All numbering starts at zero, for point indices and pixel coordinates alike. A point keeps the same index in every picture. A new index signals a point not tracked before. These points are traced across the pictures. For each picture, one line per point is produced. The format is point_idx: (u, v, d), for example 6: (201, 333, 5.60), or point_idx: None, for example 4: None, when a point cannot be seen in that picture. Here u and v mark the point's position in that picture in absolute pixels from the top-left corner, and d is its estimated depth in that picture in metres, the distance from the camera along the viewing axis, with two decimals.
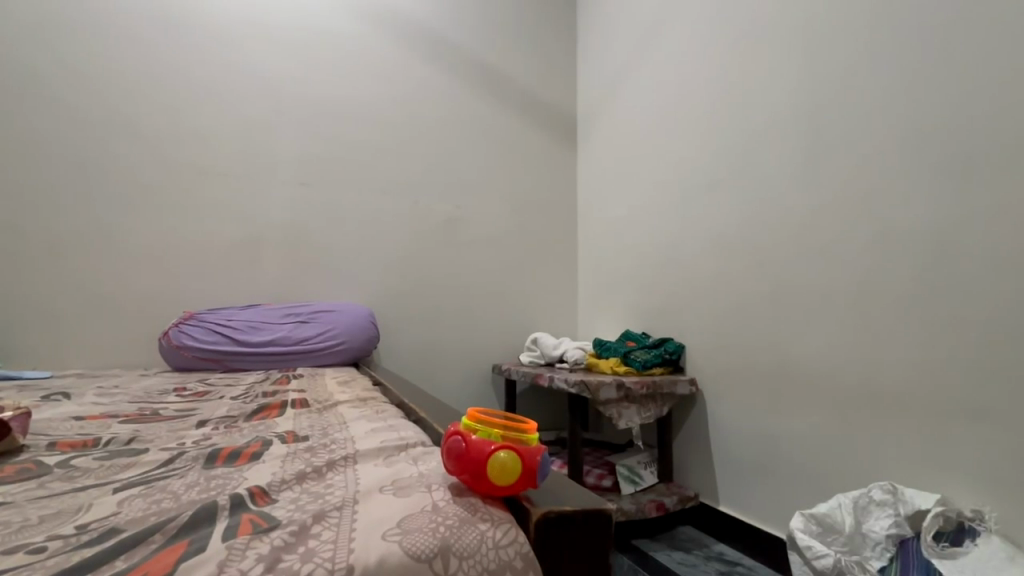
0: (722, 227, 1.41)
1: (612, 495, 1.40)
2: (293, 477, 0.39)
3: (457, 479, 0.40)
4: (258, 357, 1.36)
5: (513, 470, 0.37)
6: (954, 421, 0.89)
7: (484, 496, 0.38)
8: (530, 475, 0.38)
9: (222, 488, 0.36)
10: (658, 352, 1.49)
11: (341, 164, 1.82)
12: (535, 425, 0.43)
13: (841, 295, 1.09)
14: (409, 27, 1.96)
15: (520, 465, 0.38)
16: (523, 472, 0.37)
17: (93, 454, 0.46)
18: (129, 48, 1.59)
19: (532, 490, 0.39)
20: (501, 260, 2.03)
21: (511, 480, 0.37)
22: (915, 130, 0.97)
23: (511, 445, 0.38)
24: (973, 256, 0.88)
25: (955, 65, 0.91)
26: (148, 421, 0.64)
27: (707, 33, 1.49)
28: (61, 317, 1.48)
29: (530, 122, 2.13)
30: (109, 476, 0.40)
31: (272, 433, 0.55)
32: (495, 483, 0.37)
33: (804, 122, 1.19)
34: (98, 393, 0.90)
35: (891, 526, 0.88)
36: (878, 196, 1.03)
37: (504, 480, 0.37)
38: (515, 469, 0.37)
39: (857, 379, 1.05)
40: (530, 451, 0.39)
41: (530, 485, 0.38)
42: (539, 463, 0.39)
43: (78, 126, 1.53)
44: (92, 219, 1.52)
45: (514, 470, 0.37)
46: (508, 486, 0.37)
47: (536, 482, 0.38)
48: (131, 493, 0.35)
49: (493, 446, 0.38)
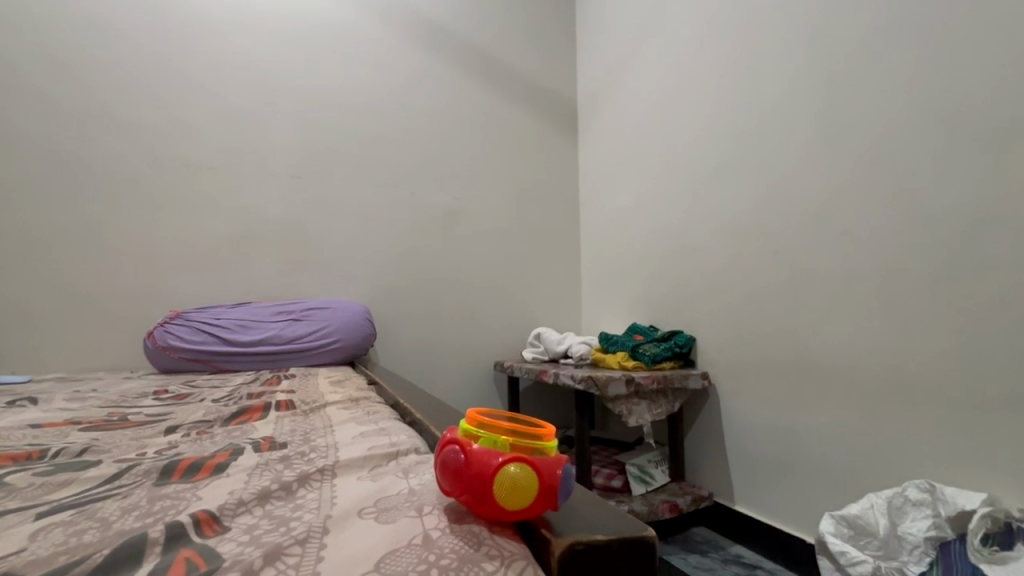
0: (732, 213, 1.34)
1: (623, 495, 1.34)
2: (253, 497, 0.33)
3: (456, 499, 0.33)
4: (247, 358, 1.30)
5: (529, 490, 0.31)
6: (990, 413, 0.83)
7: (490, 519, 0.32)
8: (550, 494, 0.31)
9: (164, 512, 0.30)
10: (668, 346, 1.42)
11: (335, 156, 1.75)
12: (553, 428, 0.36)
13: (863, 281, 1.02)
14: (403, 12, 1.89)
15: (535, 482, 0.31)
16: (540, 495, 0.31)
17: (34, 469, 0.40)
18: (111, 37, 1.52)
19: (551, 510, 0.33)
20: (502, 253, 1.96)
21: (527, 502, 0.31)
22: (935, 103, 0.91)
23: (523, 458, 0.32)
24: (1010, 232, 0.81)
25: (980, 26, 0.85)
26: (112, 429, 0.57)
27: (712, 10, 1.42)
28: (42, 319, 1.41)
29: (529, 111, 2.07)
30: (38, 497, 0.34)
31: (245, 440, 0.49)
32: (504, 505, 0.31)
33: (818, 98, 1.12)
34: (69, 398, 0.83)
35: (929, 528, 0.82)
36: (901, 172, 0.96)
37: (514, 504, 0.31)
38: (529, 487, 0.31)
39: (883, 369, 0.98)
40: (550, 464, 0.32)
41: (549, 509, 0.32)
42: (558, 479, 0.32)
43: (56, 118, 1.45)
44: (71, 216, 1.45)
45: (526, 489, 0.31)
46: (522, 510, 0.31)
47: (557, 503, 0.32)
48: (53, 520, 0.29)
49: (499, 459, 0.32)
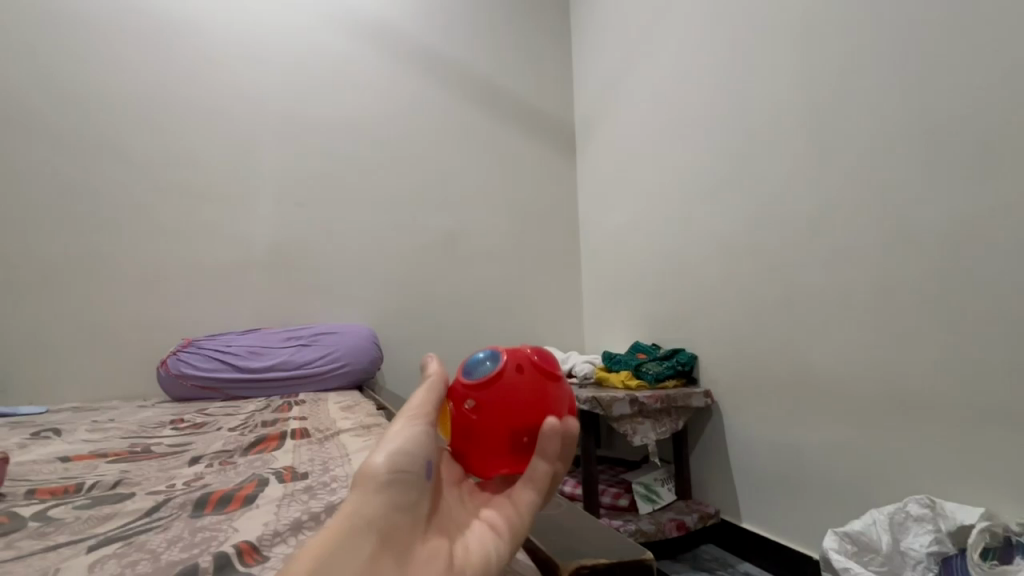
0: (728, 232, 1.38)
1: (631, 514, 1.35)
2: (287, 528, 0.36)
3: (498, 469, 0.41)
4: (258, 385, 1.33)
5: (451, 429, 0.43)
6: (987, 428, 0.85)
7: (490, 463, 0.41)
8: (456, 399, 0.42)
9: (207, 544, 0.33)
10: (671, 364, 1.44)
11: (339, 182, 1.80)
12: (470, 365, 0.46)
13: (858, 300, 1.05)
14: (403, 42, 1.96)
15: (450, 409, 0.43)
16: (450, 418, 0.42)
17: (73, 503, 0.43)
18: (125, 73, 1.59)
19: (474, 397, 0.41)
20: (503, 273, 2.00)
21: (457, 430, 0.42)
22: (921, 128, 0.95)
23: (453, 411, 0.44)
24: (1000, 250, 0.84)
25: (962, 51, 0.89)
26: (137, 461, 0.60)
27: (702, 36, 1.48)
28: (55, 348, 1.45)
29: (527, 133, 2.12)
30: (86, 531, 0.37)
31: (268, 470, 0.52)
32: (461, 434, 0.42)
33: (807, 121, 1.17)
34: (90, 429, 0.85)
35: (931, 543, 0.83)
36: (891, 193, 0.99)
37: (461, 443, 0.42)
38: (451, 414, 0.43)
39: (882, 385, 1.00)
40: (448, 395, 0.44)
41: (467, 401, 0.41)
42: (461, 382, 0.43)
43: (71, 152, 1.51)
44: (85, 247, 1.49)
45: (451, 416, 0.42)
46: (461, 435, 0.42)
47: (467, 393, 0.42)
48: (106, 553, 0.32)
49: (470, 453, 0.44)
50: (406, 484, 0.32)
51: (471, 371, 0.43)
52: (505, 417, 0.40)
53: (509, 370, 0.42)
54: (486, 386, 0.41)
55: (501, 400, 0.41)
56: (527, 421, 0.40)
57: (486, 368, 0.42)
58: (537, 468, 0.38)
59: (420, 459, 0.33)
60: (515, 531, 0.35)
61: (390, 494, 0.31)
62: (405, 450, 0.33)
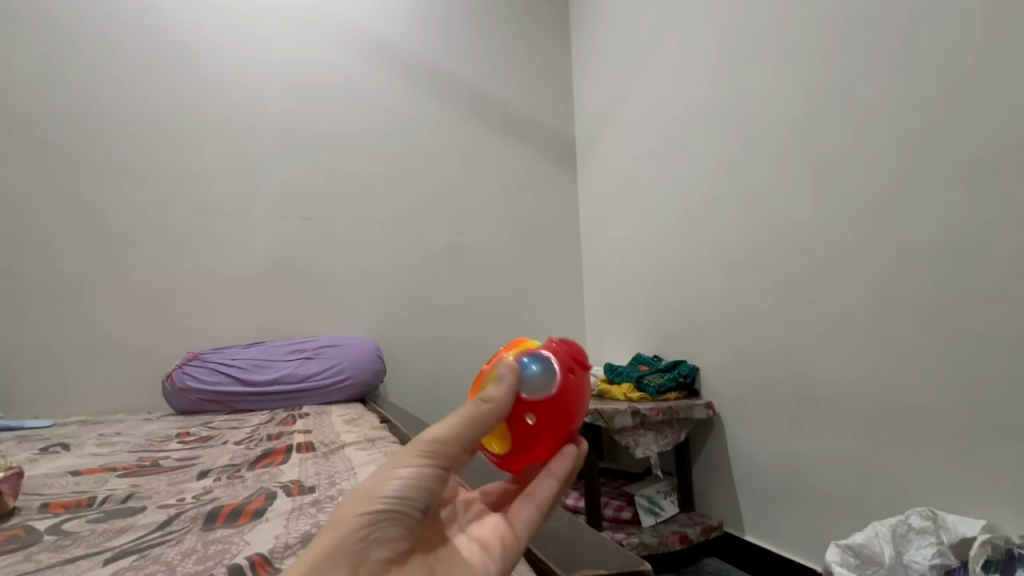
0: (728, 245, 1.39)
1: (633, 527, 1.35)
2: (297, 540, 0.37)
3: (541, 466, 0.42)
4: (261, 398, 1.33)
5: (502, 439, 0.40)
6: (986, 440, 0.86)
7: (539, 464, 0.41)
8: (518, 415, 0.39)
9: (220, 557, 0.35)
10: (673, 376, 1.45)
11: (344, 197, 1.83)
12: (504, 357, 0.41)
13: (858, 312, 1.06)
14: (407, 60, 2.00)
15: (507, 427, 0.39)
16: (504, 427, 0.39)
17: (87, 516, 0.44)
18: (134, 94, 1.62)
19: (538, 411, 0.39)
20: (505, 286, 2.01)
21: (512, 441, 0.39)
22: (918, 143, 0.97)
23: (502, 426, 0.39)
24: (995, 265, 0.85)
25: (957, 71, 0.91)
26: (146, 475, 0.61)
27: (702, 52, 1.51)
28: (61, 363, 1.46)
29: (529, 148, 2.15)
30: (101, 544, 0.38)
31: (275, 483, 0.53)
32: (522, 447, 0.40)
33: (805, 137, 1.19)
34: (98, 443, 0.86)
35: (934, 556, 0.84)
36: (889, 207, 1.01)
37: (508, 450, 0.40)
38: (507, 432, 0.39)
39: (882, 397, 1.01)
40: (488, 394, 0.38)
41: (529, 415, 0.39)
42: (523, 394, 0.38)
43: (80, 170, 1.53)
44: (92, 263, 1.51)
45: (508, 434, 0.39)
46: (517, 447, 0.40)
47: (533, 407, 0.39)
48: (123, 565, 0.34)
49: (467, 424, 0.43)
50: (403, 523, 0.28)
51: (528, 379, 0.39)
52: (563, 421, 0.40)
53: (563, 374, 0.41)
54: (551, 397, 0.39)
55: (558, 404, 0.40)
56: (575, 415, 0.42)
57: (547, 374, 0.40)
58: (543, 484, 0.37)
59: (425, 503, 0.29)
60: (507, 549, 0.32)
61: (381, 526, 0.27)
62: (415, 487, 0.29)
